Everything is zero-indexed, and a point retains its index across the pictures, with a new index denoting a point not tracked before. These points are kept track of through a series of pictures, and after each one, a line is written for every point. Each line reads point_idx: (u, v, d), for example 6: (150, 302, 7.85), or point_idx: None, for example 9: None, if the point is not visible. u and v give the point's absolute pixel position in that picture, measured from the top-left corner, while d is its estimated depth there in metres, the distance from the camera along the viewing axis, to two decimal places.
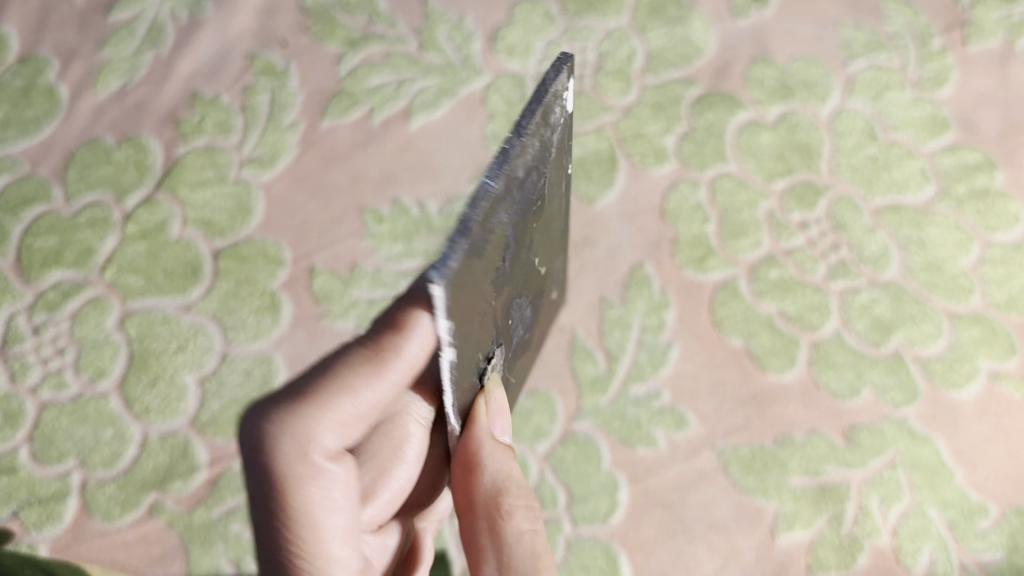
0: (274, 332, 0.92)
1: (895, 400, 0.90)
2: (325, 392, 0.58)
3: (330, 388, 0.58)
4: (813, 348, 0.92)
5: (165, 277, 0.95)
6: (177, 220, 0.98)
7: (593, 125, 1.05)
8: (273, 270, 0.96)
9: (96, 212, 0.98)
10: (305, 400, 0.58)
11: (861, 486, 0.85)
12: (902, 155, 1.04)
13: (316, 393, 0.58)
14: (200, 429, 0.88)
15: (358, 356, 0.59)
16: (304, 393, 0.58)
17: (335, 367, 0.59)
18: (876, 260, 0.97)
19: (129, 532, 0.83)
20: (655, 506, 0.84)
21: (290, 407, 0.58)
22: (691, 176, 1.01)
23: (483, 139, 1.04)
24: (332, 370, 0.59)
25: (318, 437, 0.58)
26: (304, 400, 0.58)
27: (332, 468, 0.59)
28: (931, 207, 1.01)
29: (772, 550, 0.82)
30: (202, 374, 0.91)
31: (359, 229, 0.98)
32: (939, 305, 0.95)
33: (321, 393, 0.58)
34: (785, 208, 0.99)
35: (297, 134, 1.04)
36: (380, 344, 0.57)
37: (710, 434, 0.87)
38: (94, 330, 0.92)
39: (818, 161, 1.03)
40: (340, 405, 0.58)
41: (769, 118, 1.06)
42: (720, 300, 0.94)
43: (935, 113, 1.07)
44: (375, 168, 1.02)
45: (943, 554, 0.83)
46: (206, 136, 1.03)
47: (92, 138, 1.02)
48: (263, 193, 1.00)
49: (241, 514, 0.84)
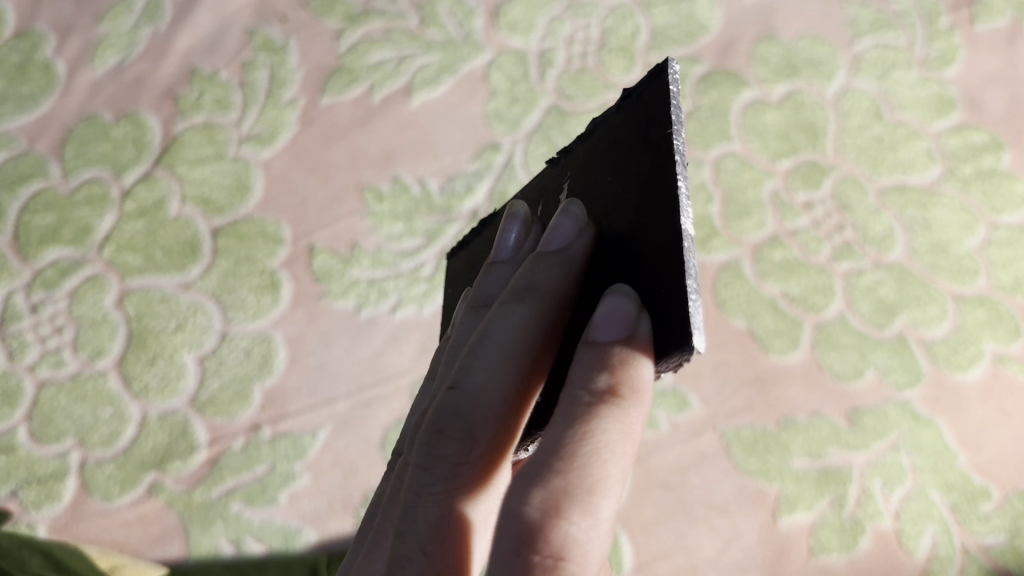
0: (274, 311, 0.92)
1: (899, 382, 0.89)
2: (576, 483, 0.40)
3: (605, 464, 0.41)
4: (817, 330, 0.91)
5: (163, 255, 0.94)
6: (176, 197, 0.97)
7: (597, 103, 1.04)
8: (273, 249, 0.95)
9: (94, 189, 0.97)
10: (592, 493, 0.40)
11: (863, 468, 0.85)
12: (909, 135, 1.03)
13: (570, 494, 0.40)
14: (200, 408, 0.87)
15: (582, 423, 0.41)
16: (560, 490, 0.40)
17: (577, 436, 0.41)
18: (881, 241, 0.96)
19: (128, 512, 0.83)
20: (657, 488, 0.84)
21: (547, 521, 0.39)
22: (695, 156, 1.00)
23: (485, 116, 1.03)
24: (571, 438, 0.41)
25: (589, 545, 0.40)
26: (556, 516, 0.39)
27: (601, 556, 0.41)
28: (937, 188, 1.00)
29: (775, 532, 0.82)
30: (201, 353, 0.90)
31: (359, 207, 0.97)
32: (944, 287, 0.94)
33: (568, 498, 0.39)
34: (790, 187, 0.99)
35: (296, 111, 1.02)
36: (616, 400, 0.42)
37: (712, 416, 0.87)
38: (92, 309, 0.91)
39: (824, 141, 1.02)
40: (613, 474, 0.41)
41: (775, 97, 1.04)
42: (723, 281, 0.93)
43: (942, 92, 1.06)
44: (375, 146, 1.01)
45: (945, 538, 0.83)
46: (205, 112, 1.02)
47: (90, 114, 1.01)
48: (262, 171, 0.99)
49: (241, 494, 0.83)
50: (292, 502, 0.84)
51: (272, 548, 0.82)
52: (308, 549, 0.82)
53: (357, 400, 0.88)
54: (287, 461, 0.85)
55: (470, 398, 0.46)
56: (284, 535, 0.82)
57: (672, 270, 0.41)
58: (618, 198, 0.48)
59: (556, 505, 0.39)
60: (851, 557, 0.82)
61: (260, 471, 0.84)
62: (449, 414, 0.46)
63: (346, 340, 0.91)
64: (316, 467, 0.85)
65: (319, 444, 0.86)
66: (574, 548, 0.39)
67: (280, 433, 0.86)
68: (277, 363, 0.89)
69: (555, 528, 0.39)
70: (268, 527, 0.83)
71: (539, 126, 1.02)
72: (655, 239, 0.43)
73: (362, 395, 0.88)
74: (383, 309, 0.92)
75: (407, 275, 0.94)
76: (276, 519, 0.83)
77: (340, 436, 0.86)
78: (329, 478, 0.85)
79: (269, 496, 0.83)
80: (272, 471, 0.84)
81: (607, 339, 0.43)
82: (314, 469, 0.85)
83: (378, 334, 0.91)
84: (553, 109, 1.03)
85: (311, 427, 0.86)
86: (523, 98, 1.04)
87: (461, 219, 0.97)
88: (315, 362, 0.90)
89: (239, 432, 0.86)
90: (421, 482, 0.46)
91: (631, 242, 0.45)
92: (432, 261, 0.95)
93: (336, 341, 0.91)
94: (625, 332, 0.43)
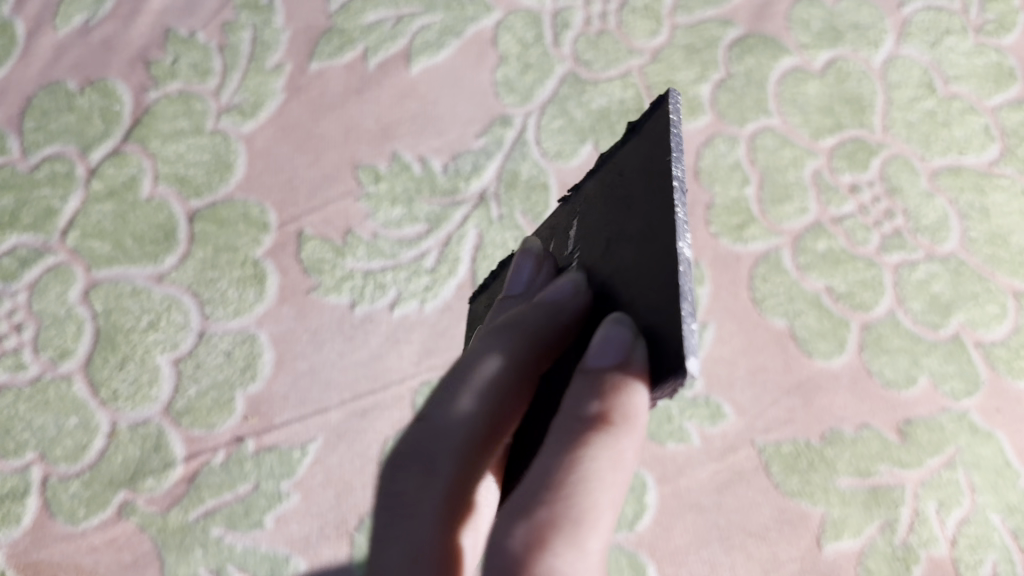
0: (258, 308, 0.82)
1: (955, 391, 0.80)
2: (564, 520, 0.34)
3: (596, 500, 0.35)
4: (865, 331, 0.82)
5: (134, 243, 0.84)
6: (148, 176, 0.87)
7: (619, 70, 0.93)
8: (257, 236, 0.85)
9: (57, 166, 0.86)
10: (579, 524, 0.34)
11: (917, 489, 0.76)
12: (964, 110, 0.93)
13: (556, 526, 0.34)
14: (175, 418, 0.78)
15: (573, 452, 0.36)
16: (544, 523, 0.34)
17: (565, 464, 0.36)
18: (934, 230, 0.87)
19: (96, 536, 0.74)
20: (687, 511, 0.75)
21: (529, 554, 0.33)
22: (729, 132, 0.90)
23: (493, 84, 0.92)
24: (559, 469, 0.36)
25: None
26: (540, 549, 0.33)
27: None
28: (994, 169, 0.90)
29: (819, 561, 0.74)
30: (177, 355, 0.80)
31: (353, 188, 0.87)
32: (1003, 283, 0.85)
33: (553, 528, 0.34)
34: (834, 168, 0.89)
35: (283, 78, 0.92)
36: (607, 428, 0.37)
37: (748, 429, 0.78)
38: (55, 303, 0.81)
39: (870, 116, 0.92)
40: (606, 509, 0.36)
41: (816, 65, 0.94)
42: (761, 275, 0.83)
43: (999, 62, 0.96)
44: (371, 118, 0.90)
45: (1007, 567, 0.74)
46: (181, 80, 0.91)
47: (52, 81, 0.90)
48: (244, 146, 0.88)
49: (222, 516, 0.75)
50: (279, 526, 0.75)
51: None
52: None
53: (352, 409, 0.79)
54: (274, 479, 0.76)
55: (439, 430, 0.39)
56: (270, 563, 0.74)
57: (665, 298, 0.37)
58: (620, 225, 0.43)
59: (539, 537, 0.34)
60: None
61: (243, 491, 0.76)
62: (414, 451, 0.38)
63: (339, 340, 0.81)
64: (306, 486, 0.76)
65: (310, 460, 0.77)
66: None
67: (266, 446, 0.77)
68: (261, 367, 0.80)
69: (539, 562, 0.33)
70: (253, 554, 0.74)
71: (554, 96, 0.91)
72: (648, 263, 0.39)
73: (358, 403, 0.79)
74: (380, 306, 0.83)
75: (408, 267, 0.84)
76: (261, 546, 0.74)
77: (333, 451, 0.77)
78: (322, 498, 0.76)
79: (254, 520, 0.75)
80: (256, 490, 0.76)
81: (602, 365, 0.38)
82: (304, 488, 0.76)
83: (375, 334, 0.82)
84: (570, 77, 0.92)
85: (300, 441, 0.77)
86: (536, 65, 0.93)
87: (468, 202, 0.86)
88: (305, 365, 0.80)
89: (220, 446, 0.77)
90: (381, 526, 0.37)
91: (628, 274, 0.41)
92: (435, 250, 0.85)
93: (328, 342, 0.81)
94: (621, 358, 0.38)
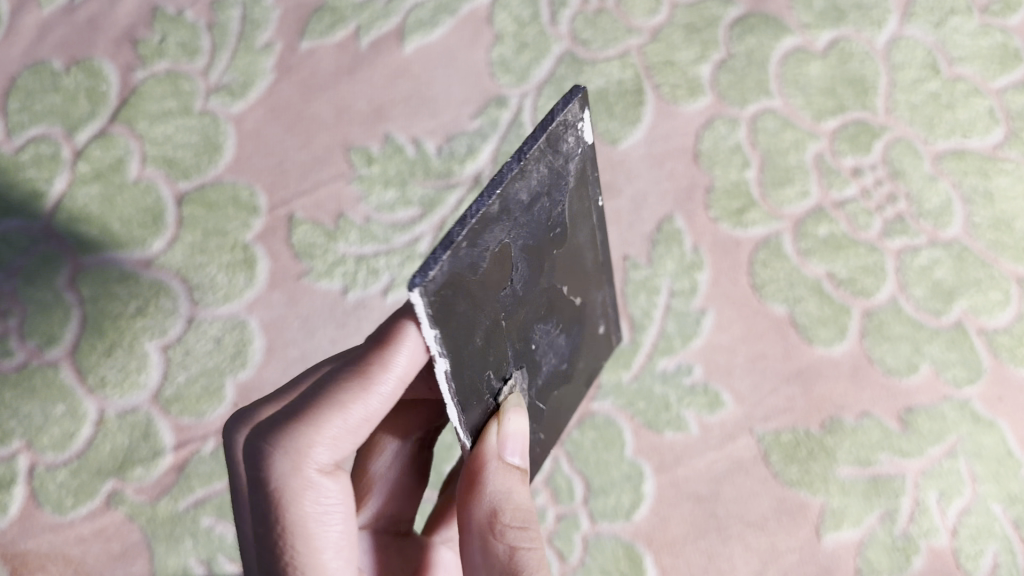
0: (248, 293, 0.80)
1: (957, 379, 0.79)
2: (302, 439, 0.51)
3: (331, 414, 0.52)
4: (866, 317, 0.81)
5: (122, 226, 0.82)
6: (135, 158, 0.85)
7: (617, 50, 0.91)
8: (247, 219, 0.83)
9: (42, 148, 0.85)
10: (308, 427, 0.51)
11: (917, 478, 0.75)
12: (969, 92, 0.91)
13: (292, 421, 0.52)
14: (164, 406, 0.76)
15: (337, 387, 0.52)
16: (291, 414, 0.52)
17: (320, 385, 0.53)
18: (937, 215, 0.85)
19: (84, 526, 0.72)
20: (685, 500, 0.74)
21: (268, 447, 0.51)
22: (729, 113, 0.88)
23: (489, 64, 0.90)
24: (323, 382, 0.53)
25: (303, 467, 0.51)
26: (270, 446, 0.51)
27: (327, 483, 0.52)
28: (999, 152, 0.88)
29: (818, 552, 0.73)
30: (165, 342, 0.79)
31: (345, 170, 0.85)
32: (1007, 269, 0.83)
33: (288, 423, 0.52)
34: (836, 151, 0.87)
35: (273, 57, 0.89)
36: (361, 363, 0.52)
37: (747, 417, 0.76)
38: (42, 290, 0.80)
39: (873, 98, 0.90)
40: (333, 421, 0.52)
41: (818, 46, 0.92)
42: (761, 260, 0.82)
43: (1005, 43, 0.94)
44: (364, 99, 0.88)
45: (1009, 558, 0.73)
46: (168, 59, 0.88)
47: (38, 61, 0.88)
48: (234, 127, 0.87)
49: (212, 505, 0.73)
50: None
51: None
52: None
53: None
54: None
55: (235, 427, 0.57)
56: None
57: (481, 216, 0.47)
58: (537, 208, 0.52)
59: (264, 432, 0.52)
60: None
61: None
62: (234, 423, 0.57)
63: (330, 327, 0.79)
64: None
65: None
66: (273, 466, 0.51)
67: None
68: (251, 354, 0.78)
69: (248, 445, 0.52)
70: None
71: (551, 76, 0.89)
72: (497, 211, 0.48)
73: None
74: (373, 291, 0.81)
75: (400, 251, 0.82)
76: None
77: None
78: None
79: None
80: None
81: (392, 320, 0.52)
82: None
83: (367, 320, 0.80)
84: (567, 57, 0.90)
85: None
86: (533, 44, 0.91)
87: (463, 184, 0.84)
88: (296, 352, 0.78)
89: (209, 435, 0.75)
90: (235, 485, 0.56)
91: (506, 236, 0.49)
92: (428, 234, 0.82)
93: (320, 328, 0.79)
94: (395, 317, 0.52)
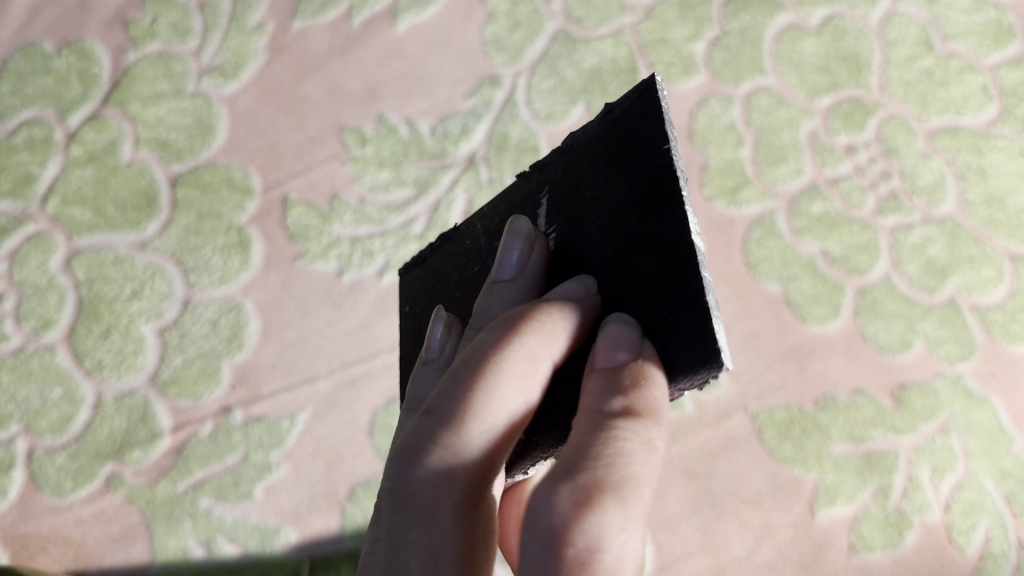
0: (243, 275, 0.80)
1: (950, 355, 0.79)
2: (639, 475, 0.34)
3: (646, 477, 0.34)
4: (859, 295, 0.81)
5: (116, 210, 0.82)
6: (128, 140, 0.84)
7: (611, 28, 0.91)
8: (241, 201, 0.83)
9: (35, 131, 0.84)
10: (623, 487, 0.34)
11: (910, 454, 0.76)
12: (962, 69, 0.91)
13: (601, 489, 0.33)
14: (162, 389, 0.77)
15: (524, 309, 0.39)
16: (588, 484, 0.33)
17: (602, 443, 0.35)
18: (931, 192, 0.85)
19: (84, 509, 0.73)
20: (680, 478, 0.74)
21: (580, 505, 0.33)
22: (723, 92, 0.88)
23: (482, 43, 0.90)
24: (595, 445, 0.35)
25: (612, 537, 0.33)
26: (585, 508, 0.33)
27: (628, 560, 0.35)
28: (993, 130, 0.89)
29: (813, 528, 0.73)
30: (161, 325, 0.79)
31: (339, 152, 0.85)
32: (1000, 246, 0.84)
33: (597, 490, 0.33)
34: (830, 128, 0.87)
35: (264, 37, 0.89)
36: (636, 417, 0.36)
37: (742, 395, 0.77)
38: (37, 272, 0.79)
39: (867, 75, 0.90)
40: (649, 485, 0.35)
41: (813, 22, 0.92)
42: (755, 238, 0.82)
43: (999, 19, 0.94)
44: (357, 79, 0.88)
45: (1000, 532, 0.74)
46: (160, 40, 0.88)
47: (27, 43, 0.87)
48: (227, 108, 0.86)
49: (211, 487, 0.74)
50: (269, 497, 0.74)
51: (248, 550, 0.73)
52: (288, 550, 0.73)
53: (341, 378, 0.78)
54: (262, 450, 0.75)
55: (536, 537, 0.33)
56: (260, 534, 0.73)
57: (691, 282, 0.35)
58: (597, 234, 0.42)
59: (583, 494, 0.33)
60: (896, 554, 0.73)
61: (232, 461, 0.75)
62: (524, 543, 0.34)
63: (326, 309, 0.80)
64: (295, 456, 0.75)
65: (299, 430, 0.76)
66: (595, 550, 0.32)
67: (254, 417, 0.76)
68: (248, 336, 0.79)
69: (587, 519, 0.32)
70: (242, 526, 0.73)
71: (545, 55, 0.89)
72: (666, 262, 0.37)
73: (347, 372, 0.78)
74: (369, 273, 0.81)
75: (396, 233, 0.82)
76: (251, 517, 0.73)
77: (322, 421, 0.76)
78: (312, 469, 0.75)
79: (243, 491, 0.74)
80: (244, 461, 0.75)
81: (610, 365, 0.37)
82: (293, 458, 0.75)
83: (363, 302, 0.80)
84: (561, 35, 0.90)
85: (289, 410, 0.76)
86: (526, 22, 0.91)
87: (456, 165, 0.84)
88: (292, 334, 0.79)
89: (207, 417, 0.76)
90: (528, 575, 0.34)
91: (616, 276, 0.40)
92: (423, 216, 0.82)
93: (316, 310, 0.80)
94: (634, 354, 0.37)
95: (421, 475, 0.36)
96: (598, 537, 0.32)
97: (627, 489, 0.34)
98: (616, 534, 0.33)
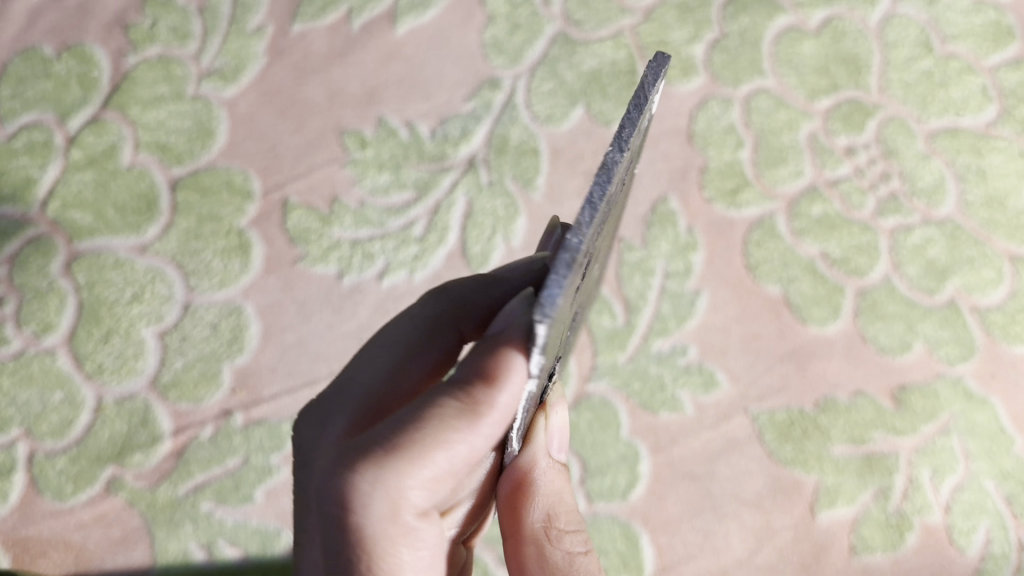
0: (243, 279, 0.80)
1: (950, 356, 0.79)
2: (421, 445, 0.40)
3: (420, 448, 0.40)
4: (859, 296, 0.81)
5: (116, 213, 0.82)
6: (128, 143, 0.84)
7: (610, 30, 0.91)
8: (241, 204, 0.83)
9: (35, 135, 0.84)
10: (391, 455, 0.40)
11: (911, 456, 0.76)
12: (962, 70, 0.91)
13: (369, 455, 0.41)
14: (162, 392, 0.77)
15: None
16: (375, 446, 0.41)
17: (402, 423, 0.41)
18: (931, 193, 0.85)
19: (84, 513, 0.73)
20: (681, 480, 0.74)
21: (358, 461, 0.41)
22: (723, 94, 0.88)
23: (481, 46, 0.90)
24: (400, 419, 0.42)
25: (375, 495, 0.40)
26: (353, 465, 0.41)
27: (425, 528, 0.42)
28: (992, 131, 0.89)
29: (813, 530, 0.73)
30: (162, 328, 0.79)
31: (339, 154, 0.85)
32: (999, 247, 0.84)
33: (368, 455, 0.41)
34: (830, 130, 0.87)
35: (264, 41, 0.89)
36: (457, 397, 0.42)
37: (742, 397, 0.77)
38: (37, 276, 0.79)
39: (867, 77, 0.90)
40: (428, 461, 0.40)
41: (812, 24, 0.92)
42: (755, 240, 0.82)
43: (998, 20, 0.94)
44: (357, 82, 0.88)
45: (1000, 533, 0.74)
46: (160, 44, 0.88)
47: (27, 47, 0.88)
48: (226, 111, 0.86)
49: (211, 490, 0.74)
50: (270, 500, 0.74)
51: (248, 553, 0.73)
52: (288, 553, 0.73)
53: None
54: (263, 453, 0.75)
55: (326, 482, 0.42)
56: (261, 538, 0.73)
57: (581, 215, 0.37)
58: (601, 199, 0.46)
59: (356, 456, 0.41)
60: (897, 556, 0.73)
61: (232, 465, 0.75)
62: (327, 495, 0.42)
63: (326, 312, 0.80)
64: None
65: None
66: (357, 498, 0.40)
67: (254, 420, 0.76)
68: (248, 339, 0.79)
69: (348, 476, 0.41)
70: (243, 529, 0.73)
71: (544, 57, 0.89)
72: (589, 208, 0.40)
73: None
74: (369, 276, 0.81)
75: (396, 236, 0.82)
76: (251, 520, 0.73)
77: None
78: None
79: (243, 494, 0.74)
80: (245, 464, 0.75)
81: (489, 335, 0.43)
82: None
83: (364, 305, 0.80)
84: (560, 38, 0.90)
85: (290, 413, 0.76)
86: (526, 25, 0.91)
87: (456, 167, 0.84)
88: (292, 337, 0.79)
89: (208, 420, 0.76)
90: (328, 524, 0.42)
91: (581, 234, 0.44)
92: (423, 219, 0.82)
93: (316, 313, 0.80)
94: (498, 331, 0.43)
95: (301, 428, 0.49)
96: (348, 492, 0.40)
97: (393, 457, 0.40)
98: (368, 490, 0.40)
